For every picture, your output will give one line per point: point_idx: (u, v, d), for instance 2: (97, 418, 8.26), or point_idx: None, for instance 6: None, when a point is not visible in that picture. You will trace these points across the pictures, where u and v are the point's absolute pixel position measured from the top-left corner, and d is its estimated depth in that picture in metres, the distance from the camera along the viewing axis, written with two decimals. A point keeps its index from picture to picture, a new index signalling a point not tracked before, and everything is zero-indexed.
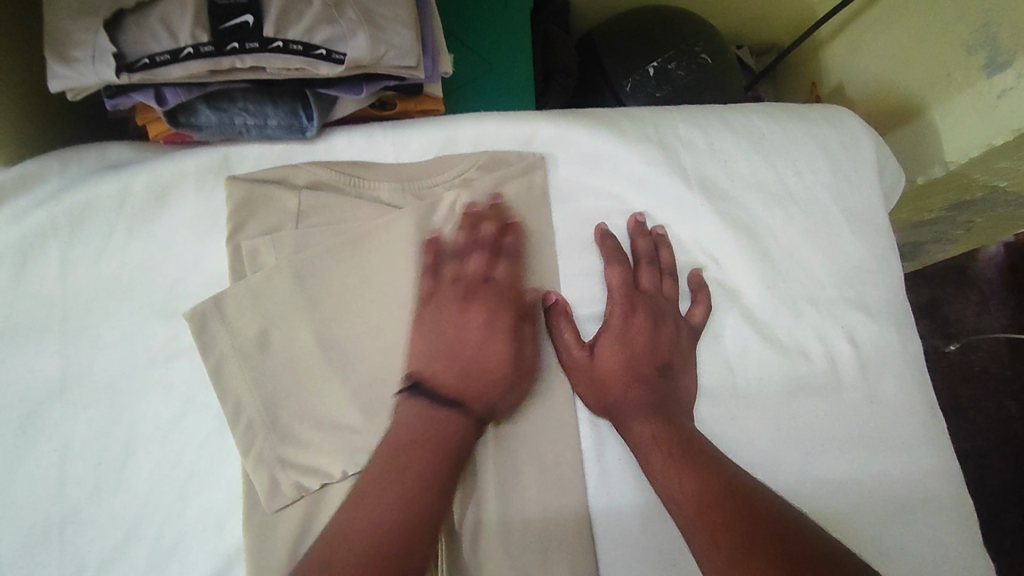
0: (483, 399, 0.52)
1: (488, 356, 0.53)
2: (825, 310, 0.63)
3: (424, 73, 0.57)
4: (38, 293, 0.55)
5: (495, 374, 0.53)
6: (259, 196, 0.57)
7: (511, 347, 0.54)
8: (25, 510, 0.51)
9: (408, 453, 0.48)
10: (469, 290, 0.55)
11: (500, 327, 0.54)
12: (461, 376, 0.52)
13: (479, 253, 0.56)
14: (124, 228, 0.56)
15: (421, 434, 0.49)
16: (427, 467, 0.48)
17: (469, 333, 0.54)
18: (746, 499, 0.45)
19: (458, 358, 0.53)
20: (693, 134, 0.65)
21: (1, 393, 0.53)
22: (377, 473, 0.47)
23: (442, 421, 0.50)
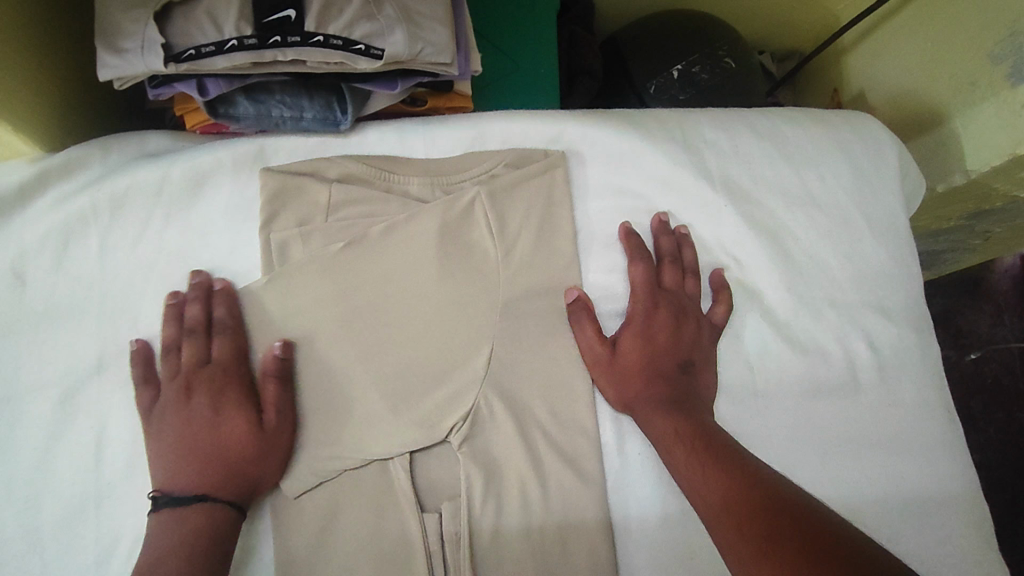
0: (238, 487, 0.51)
1: (219, 439, 0.51)
2: (845, 313, 0.64)
3: (457, 70, 0.58)
4: (78, 275, 0.56)
5: (246, 462, 0.51)
6: (293, 187, 0.59)
7: (247, 434, 0.52)
8: (62, 485, 0.52)
9: (178, 552, 0.47)
10: (187, 382, 0.53)
11: (226, 410, 0.52)
12: (195, 471, 0.50)
13: (190, 338, 0.53)
14: (162, 215, 0.58)
15: (186, 541, 0.47)
16: (197, 558, 0.47)
17: (195, 425, 0.51)
18: (770, 492, 0.46)
19: (196, 454, 0.51)
20: (718, 136, 0.66)
21: (41, 370, 0.54)
22: (151, 569, 0.46)
23: (200, 518, 0.48)
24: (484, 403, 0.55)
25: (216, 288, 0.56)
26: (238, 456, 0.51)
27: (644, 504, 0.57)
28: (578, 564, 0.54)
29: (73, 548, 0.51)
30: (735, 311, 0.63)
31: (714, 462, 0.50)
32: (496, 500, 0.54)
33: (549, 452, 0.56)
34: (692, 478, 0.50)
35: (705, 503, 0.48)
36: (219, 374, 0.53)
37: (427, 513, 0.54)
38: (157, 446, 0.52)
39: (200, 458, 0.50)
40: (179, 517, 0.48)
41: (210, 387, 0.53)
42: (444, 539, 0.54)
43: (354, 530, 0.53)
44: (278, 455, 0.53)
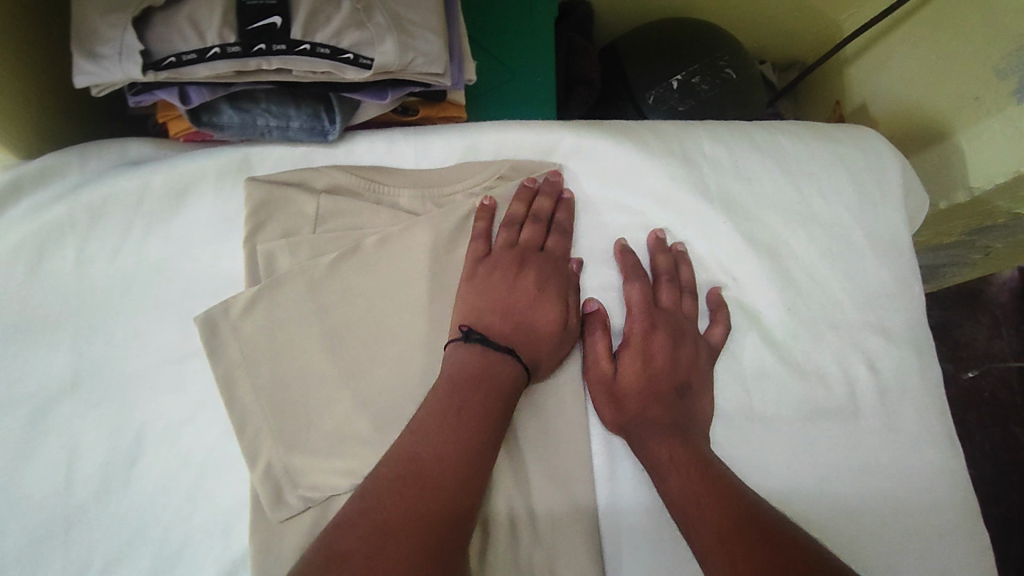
0: (546, 349, 0.54)
1: (538, 313, 0.54)
2: (845, 334, 0.62)
3: (450, 80, 0.56)
4: (53, 287, 0.54)
5: (551, 326, 0.55)
6: (278, 198, 0.57)
7: (557, 303, 0.55)
8: (32, 507, 0.50)
9: (472, 403, 0.48)
10: (523, 257, 0.56)
11: (553, 288, 0.56)
12: (518, 329, 0.53)
13: (533, 224, 0.58)
14: (142, 225, 0.56)
15: (479, 373, 0.50)
16: (483, 411, 0.48)
17: (522, 296, 0.55)
18: (772, 528, 0.44)
19: (512, 314, 0.54)
20: (718, 151, 0.65)
21: (12, 386, 0.52)
22: (435, 420, 0.47)
23: (495, 360, 0.51)
24: None
25: (565, 196, 0.60)
26: (552, 326, 0.54)
27: (636, 532, 0.55)
28: None
29: (42, 573, 0.49)
30: (732, 331, 0.61)
31: (711, 491, 0.48)
32: (483, 526, 0.52)
33: (539, 477, 0.54)
34: (686, 507, 0.48)
35: (698, 533, 0.47)
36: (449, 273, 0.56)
37: None
38: (466, 304, 0.55)
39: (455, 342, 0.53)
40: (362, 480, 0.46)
41: (543, 269, 0.56)
42: None
43: None
44: (567, 342, 0.56)
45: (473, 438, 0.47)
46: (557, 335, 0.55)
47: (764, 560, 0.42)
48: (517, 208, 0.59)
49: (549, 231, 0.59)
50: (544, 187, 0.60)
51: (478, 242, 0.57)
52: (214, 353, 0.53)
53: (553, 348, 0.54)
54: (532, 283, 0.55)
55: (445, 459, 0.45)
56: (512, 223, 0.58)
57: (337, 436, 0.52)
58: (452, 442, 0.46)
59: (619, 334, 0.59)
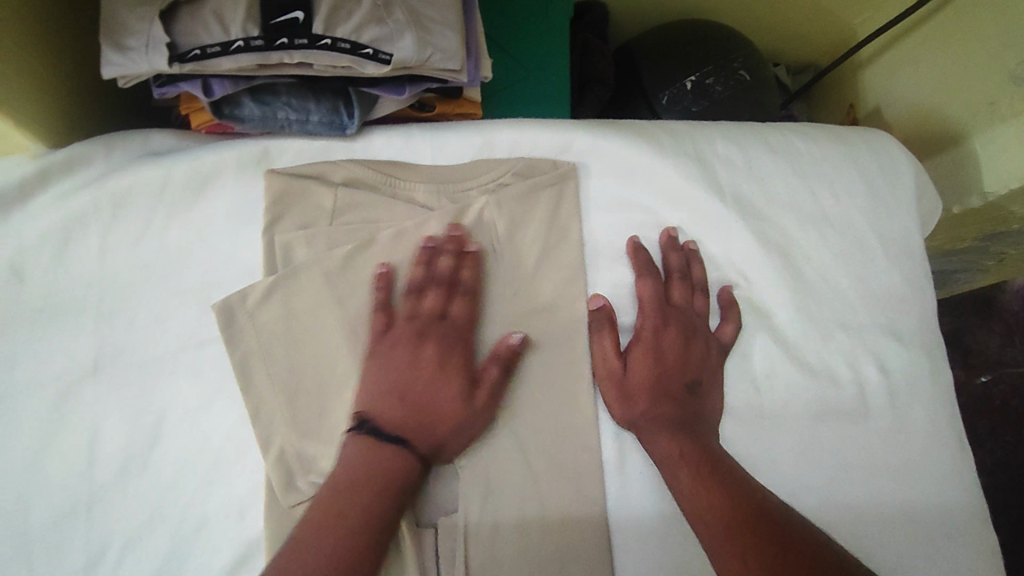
0: (431, 440, 0.51)
1: (438, 399, 0.52)
2: (856, 335, 0.62)
3: (467, 77, 0.57)
4: (77, 273, 0.55)
5: (446, 413, 0.52)
6: (296, 190, 0.58)
7: (444, 385, 0.52)
8: (53, 487, 0.51)
9: (361, 497, 0.46)
10: (422, 328, 0.54)
11: (450, 365, 0.53)
12: (421, 416, 0.51)
13: (435, 289, 0.55)
14: (163, 214, 0.57)
15: (373, 470, 0.48)
16: (370, 511, 0.46)
17: (420, 374, 0.52)
18: (782, 525, 0.45)
19: (407, 397, 0.51)
20: (731, 151, 0.65)
21: (36, 369, 0.53)
22: (317, 516, 0.45)
23: (393, 455, 0.49)
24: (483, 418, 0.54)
25: (470, 248, 0.57)
26: (451, 407, 0.52)
27: (644, 526, 0.55)
28: None
29: (60, 552, 0.50)
30: (743, 329, 0.61)
31: (721, 488, 0.48)
32: (493, 516, 0.53)
33: (549, 470, 0.55)
34: (696, 501, 0.49)
35: (707, 529, 0.47)
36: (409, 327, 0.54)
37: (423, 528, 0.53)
38: (366, 385, 0.52)
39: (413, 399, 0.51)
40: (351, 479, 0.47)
41: (442, 341, 0.53)
42: (439, 554, 0.52)
43: None
44: (474, 428, 0.53)
45: (357, 542, 0.44)
46: (455, 421, 0.52)
47: (772, 556, 0.43)
48: (411, 275, 0.56)
49: (456, 293, 0.55)
50: (446, 244, 0.56)
51: (403, 310, 0.54)
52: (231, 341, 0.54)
53: (452, 436, 0.52)
54: (408, 356, 0.52)
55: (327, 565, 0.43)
56: (416, 287, 0.55)
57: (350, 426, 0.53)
58: (334, 545, 0.44)
59: (629, 330, 0.60)
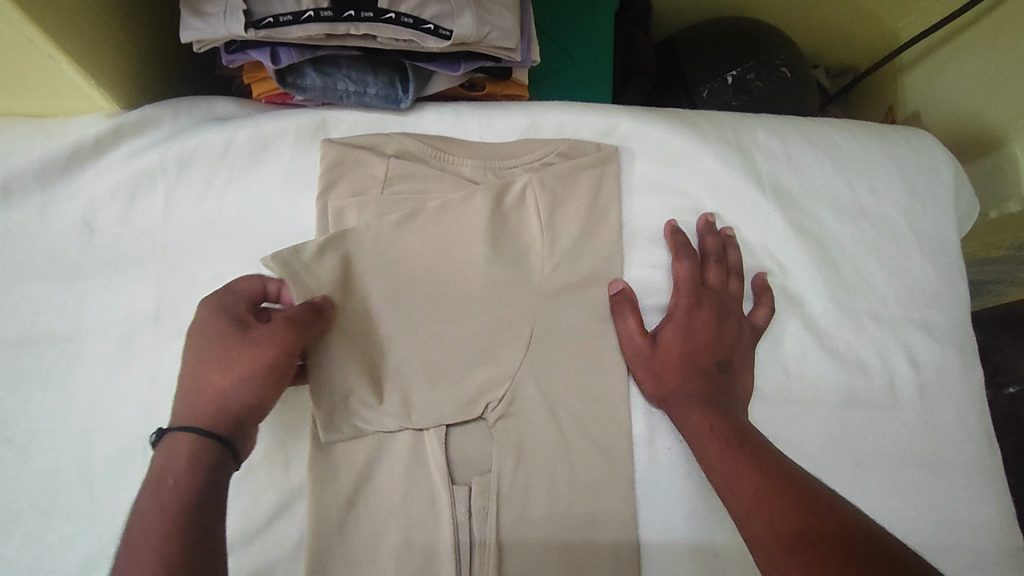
0: (220, 401, 0.48)
1: (197, 360, 0.50)
2: (888, 327, 0.63)
3: (519, 57, 0.59)
4: (142, 227, 0.59)
5: (217, 376, 0.49)
6: (350, 159, 0.60)
7: (203, 341, 0.50)
8: (112, 426, 0.54)
9: (156, 513, 0.41)
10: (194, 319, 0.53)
11: (202, 326, 0.51)
12: (184, 395, 0.49)
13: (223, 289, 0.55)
14: (224, 176, 0.60)
15: (173, 468, 0.44)
16: (176, 502, 0.42)
17: (203, 346, 0.50)
18: (810, 492, 0.46)
19: (190, 373, 0.50)
20: (771, 141, 0.66)
21: (101, 314, 0.57)
22: (132, 538, 0.41)
23: (181, 449, 0.45)
24: (519, 384, 0.56)
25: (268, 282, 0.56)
26: (218, 349, 0.49)
27: (670, 499, 0.57)
28: (601, 550, 0.55)
29: (118, 487, 0.53)
30: (776, 315, 0.62)
31: (750, 459, 0.50)
32: (525, 479, 0.55)
33: (581, 439, 0.56)
34: (725, 474, 0.50)
35: (736, 498, 0.48)
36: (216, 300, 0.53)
37: (458, 485, 0.55)
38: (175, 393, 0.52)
39: (185, 379, 0.50)
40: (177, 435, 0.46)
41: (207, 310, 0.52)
42: (473, 511, 0.55)
43: (384, 495, 0.55)
44: (248, 364, 0.49)
45: (156, 552, 0.39)
46: (228, 372, 0.48)
47: (800, 518, 0.44)
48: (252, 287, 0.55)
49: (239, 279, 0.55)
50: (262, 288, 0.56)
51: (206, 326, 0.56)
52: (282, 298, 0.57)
53: (233, 385, 0.48)
54: (195, 329, 0.51)
55: (154, 554, 0.39)
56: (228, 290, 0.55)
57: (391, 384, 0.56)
58: (147, 555, 0.39)
59: (662, 310, 0.61)
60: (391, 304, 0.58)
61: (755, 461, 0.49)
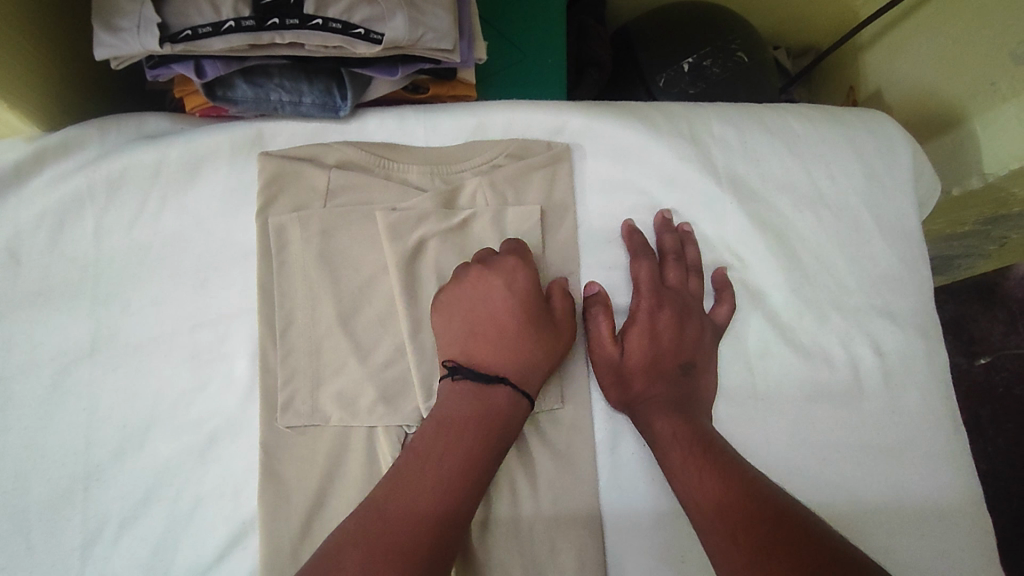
0: (536, 371, 0.52)
1: (497, 317, 0.53)
2: (851, 316, 0.62)
3: (459, 57, 0.57)
4: (72, 256, 0.56)
5: (535, 347, 0.52)
6: (290, 172, 0.58)
7: (520, 307, 0.53)
8: (52, 466, 0.52)
9: (453, 459, 0.47)
10: (481, 264, 0.54)
11: (521, 293, 0.53)
12: (500, 351, 0.52)
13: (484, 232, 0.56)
14: (157, 197, 0.57)
15: (465, 411, 0.49)
16: (472, 458, 0.47)
17: (495, 306, 0.53)
18: (773, 503, 0.45)
19: (493, 328, 0.52)
20: (726, 131, 0.65)
21: (33, 349, 0.54)
22: (417, 467, 0.46)
23: (487, 397, 0.50)
24: None
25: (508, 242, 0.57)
26: (538, 327, 0.53)
27: (636, 505, 0.55)
28: (568, 563, 0.53)
29: (60, 530, 0.51)
30: (737, 311, 0.61)
31: (715, 467, 0.48)
32: (485, 496, 0.54)
33: (543, 449, 0.55)
34: (688, 483, 0.49)
35: (698, 510, 0.47)
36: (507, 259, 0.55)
37: None
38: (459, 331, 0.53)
39: (490, 333, 0.52)
40: (493, 393, 0.50)
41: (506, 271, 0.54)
42: None
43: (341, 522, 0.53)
44: (559, 341, 0.54)
45: (463, 469, 0.47)
46: (536, 344, 0.52)
47: (760, 529, 0.43)
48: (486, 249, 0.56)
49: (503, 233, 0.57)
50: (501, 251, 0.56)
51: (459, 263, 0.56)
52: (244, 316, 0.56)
53: (554, 356, 0.54)
54: (503, 284, 0.53)
55: (459, 473, 0.46)
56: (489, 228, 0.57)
57: (343, 405, 0.54)
58: (456, 467, 0.47)
59: (624, 312, 0.60)
60: (342, 324, 0.55)
61: (718, 469, 0.48)
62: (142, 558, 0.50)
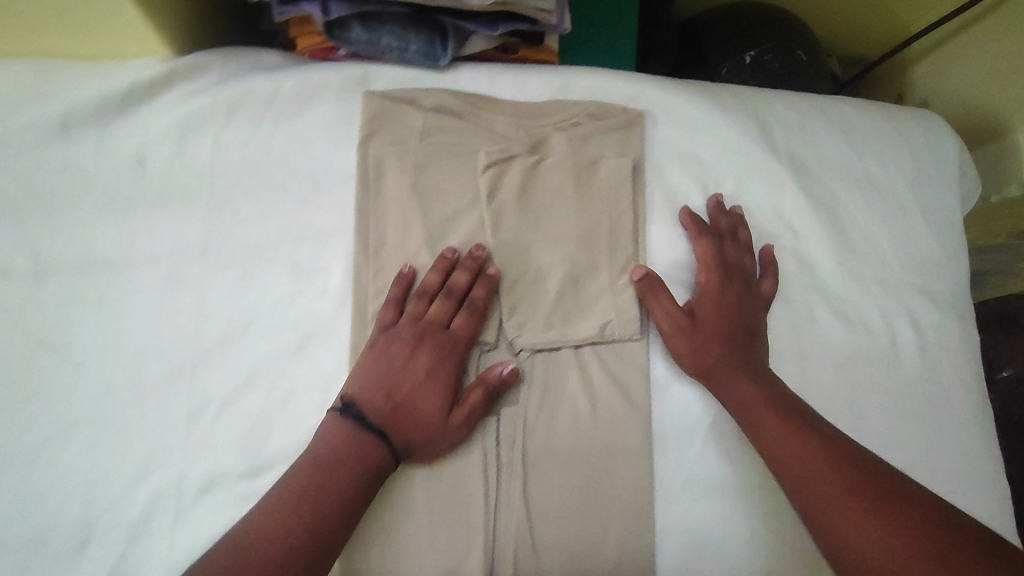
0: (413, 425, 0.56)
1: (405, 384, 0.57)
2: (892, 292, 0.67)
3: (555, 20, 0.63)
4: (192, 166, 0.62)
5: (425, 423, 0.56)
6: (391, 111, 0.64)
7: (433, 390, 0.57)
8: (165, 348, 0.58)
9: (342, 471, 0.52)
10: (422, 334, 0.59)
11: (439, 381, 0.58)
12: (391, 416, 0.56)
13: (446, 303, 0.59)
14: (270, 121, 0.63)
15: (345, 449, 0.53)
16: (350, 472, 0.52)
17: (410, 370, 0.57)
18: (864, 461, 0.50)
19: (398, 390, 0.57)
20: (788, 114, 0.70)
21: (153, 245, 0.60)
22: (301, 483, 0.51)
23: (370, 447, 0.54)
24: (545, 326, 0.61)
25: (487, 270, 0.61)
26: (431, 417, 0.56)
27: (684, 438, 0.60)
28: (619, 481, 0.58)
29: (166, 406, 0.57)
30: (788, 276, 0.66)
31: (808, 434, 0.53)
32: (547, 413, 0.59)
33: (602, 379, 0.60)
34: (791, 447, 0.53)
35: (814, 484, 0.50)
36: (449, 342, 0.59)
37: (488, 414, 0.59)
38: (368, 367, 0.57)
39: (394, 405, 0.56)
40: (363, 441, 0.54)
41: (438, 351, 0.58)
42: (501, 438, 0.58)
43: None
44: (450, 433, 0.56)
45: (343, 484, 0.52)
46: (425, 433, 0.56)
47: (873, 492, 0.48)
48: (460, 279, 0.60)
49: (461, 309, 0.60)
50: (464, 261, 0.61)
51: (410, 320, 0.59)
52: (341, 237, 0.62)
53: (430, 449, 0.56)
54: (431, 360, 0.58)
55: (344, 483, 0.52)
56: (449, 293, 0.60)
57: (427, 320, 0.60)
58: (342, 478, 0.52)
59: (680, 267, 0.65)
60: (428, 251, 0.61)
61: (818, 437, 0.52)
62: (239, 433, 0.57)
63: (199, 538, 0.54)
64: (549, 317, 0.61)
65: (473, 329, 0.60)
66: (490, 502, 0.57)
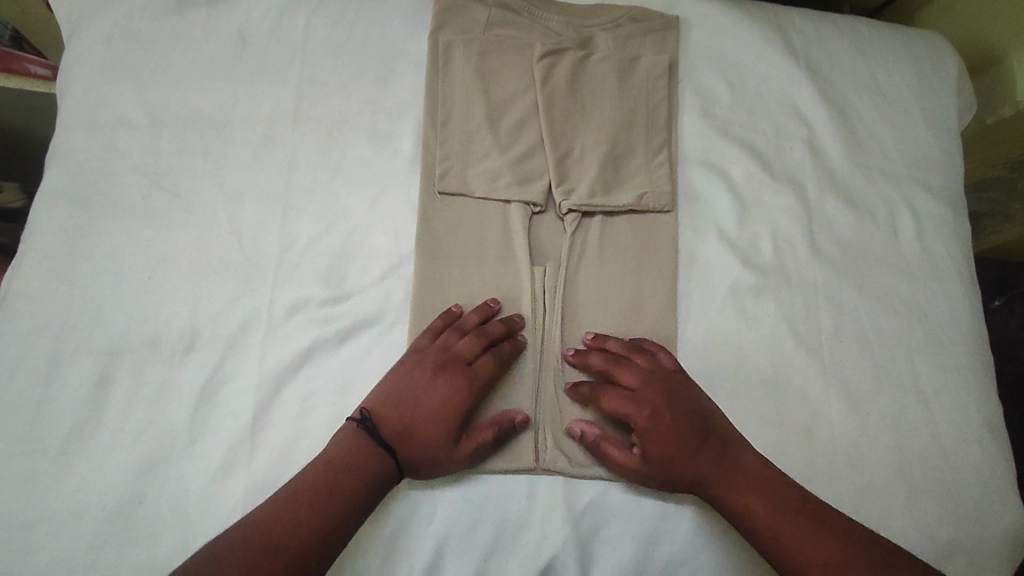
0: (412, 458, 0.57)
1: (421, 407, 0.59)
2: (894, 182, 0.75)
3: None
4: (287, 42, 0.71)
5: (433, 439, 0.57)
6: (459, 5, 0.73)
7: (443, 427, 0.58)
8: (260, 194, 0.66)
9: (337, 492, 0.54)
10: (446, 363, 0.60)
11: (453, 409, 0.59)
12: (400, 438, 0.58)
13: (473, 338, 0.61)
14: (354, 7, 0.72)
15: (350, 458, 0.56)
16: (338, 506, 0.54)
17: (427, 400, 0.59)
18: (809, 503, 0.56)
19: (410, 416, 0.58)
20: (807, 25, 0.79)
21: (252, 108, 0.69)
22: (288, 514, 0.53)
23: (371, 458, 0.56)
24: (589, 193, 0.69)
25: (517, 322, 0.64)
26: (433, 440, 0.57)
27: (707, 294, 0.68)
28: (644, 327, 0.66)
29: (260, 241, 0.65)
30: (803, 162, 0.74)
31: (762, 493, 0.56)
32: (586, 267, 0.68)
33: (633, 241, 0.69)
34: (748, 509, 0.56)
35: (794, 540, 0.55)
36: (471, 381, 0.60)
37: (536, 265, 0.67)
38: (384, 389, 0.59)
39: (405, 436, 0.58)
40: (369, 454, 0.56)
41: (458, 385, 0.60)
42: (547, 284, 0.67)
43: (474, 268, 0.66)
44: (437, 470, 0.57)
45: (344, 492, 0.54)
46: (433, 441, 0.57)
47: (833, 561, 0.53)
48: (494, 326, 0.62)
49: (487, 350, 0.61)
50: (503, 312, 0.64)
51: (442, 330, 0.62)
52: (412, 109, 0.70)
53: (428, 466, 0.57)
54: (441, 399, 0.59)
55: (343, 484, 0.55)
56: (480, 333, 0.61)
57: (486, 181, 0.68)
58: (340, 489, 0.54)
59: (705, 152, 0.73)
60: (488, 125, 0.70)
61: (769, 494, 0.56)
62: (322, 266, 0.65)
63: (290, 350, 0.62)
64: (593, 186, 0.69)
65: (493, 371, 0.61)
66: (537, 332, 0.65)
